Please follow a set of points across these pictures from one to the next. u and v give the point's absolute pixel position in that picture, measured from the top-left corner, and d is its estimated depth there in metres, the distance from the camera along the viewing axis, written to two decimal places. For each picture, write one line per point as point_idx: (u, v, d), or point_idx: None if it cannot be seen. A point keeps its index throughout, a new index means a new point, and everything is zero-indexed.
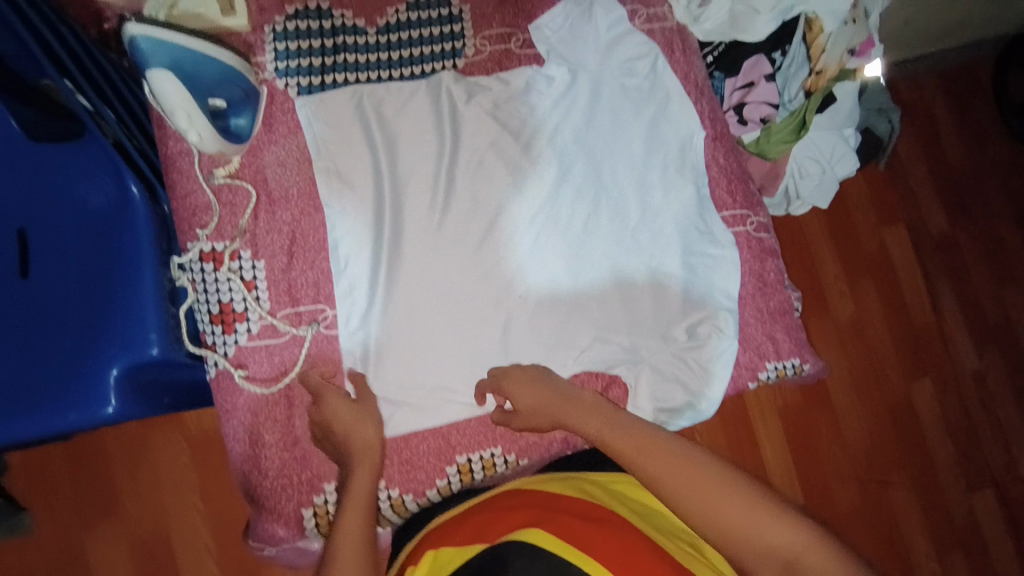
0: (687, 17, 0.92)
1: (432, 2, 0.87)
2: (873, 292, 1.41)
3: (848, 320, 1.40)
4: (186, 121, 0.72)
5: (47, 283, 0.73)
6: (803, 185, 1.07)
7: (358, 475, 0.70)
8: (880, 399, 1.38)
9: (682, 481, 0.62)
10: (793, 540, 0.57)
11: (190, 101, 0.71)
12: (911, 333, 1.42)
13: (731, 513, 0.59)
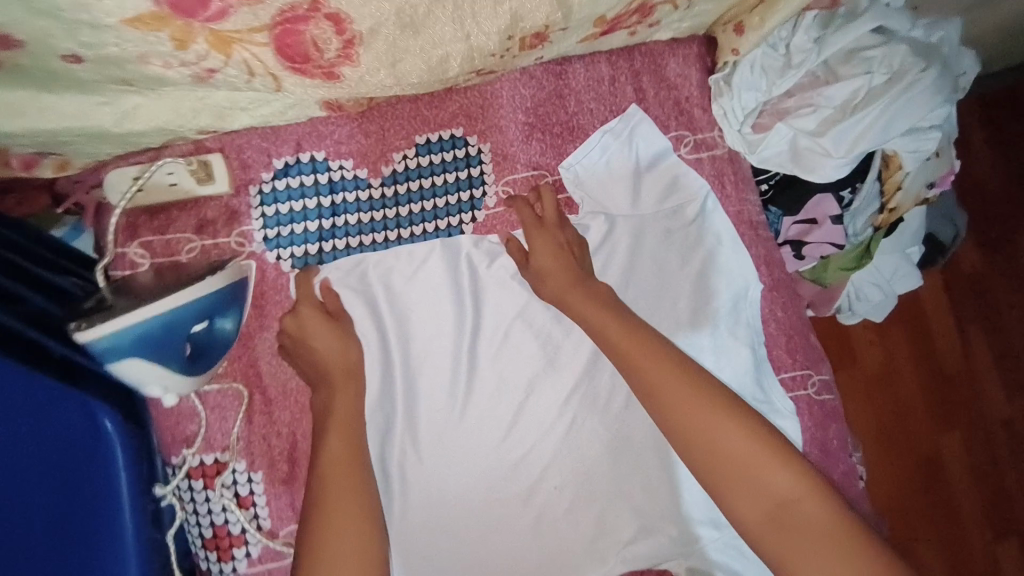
0: (740, 143, 0.79)
1: (445, 142, 0.74)
2: (903, 334, 1.15)
3: (874, 368, 1.15)
4: (158, 383, 0.63)
5: (8, 524, 0.60)
6: (859, 305, 0.96)
7: (340, 393, 0.66)
8: (907, 450, 1.12)
9: (682, 399, 0.61)
10: (795, 487, 0.57)
11: (161, 368, 0.61)
12: (946, 388, 1.14)
13: (731, 448, 0.59)
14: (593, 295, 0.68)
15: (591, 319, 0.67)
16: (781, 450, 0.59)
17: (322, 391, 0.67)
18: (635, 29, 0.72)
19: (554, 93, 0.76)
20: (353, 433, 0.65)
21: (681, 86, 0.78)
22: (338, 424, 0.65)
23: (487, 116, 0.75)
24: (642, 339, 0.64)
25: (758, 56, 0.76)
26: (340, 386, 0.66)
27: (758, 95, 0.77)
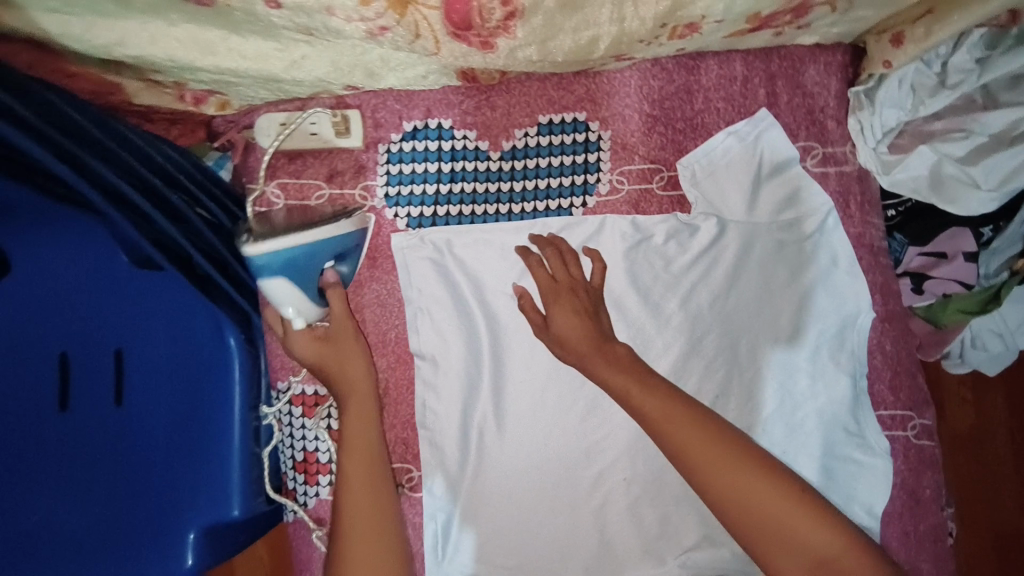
0: (873, 162, 0.75)
1: (567, 125, 0.75)
2: (1005, 398, 1.06)
3: (965, 429, 1.07)
4: (291, 310, 0.66)
5: (140, 413, 0.69)
6: (972, 354, 0.88)
7: (353, 405, 0.68)
8: (988, 520, 1.06)
9: (711, 458, 0.58)
10: (833, 542, 0.55)
11: (301, 293, 0.65)
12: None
13: (764, 506, 0.56)
14: (615, 359, 0.65)
15: (617, 381, 0.63)
16: (817, 506, 0.57)
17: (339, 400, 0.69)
18: (782, 30, 0.70)
19: (683, 88, 0.75)
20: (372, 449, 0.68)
21: (818, 94, 0.75)
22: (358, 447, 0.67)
23: (612, 103, 0.75)
24: (671, 394, 0.62)
25: (910, 72, 0.71)
26: (352, 396, 0.69)
27: (901, 114, 0.73)
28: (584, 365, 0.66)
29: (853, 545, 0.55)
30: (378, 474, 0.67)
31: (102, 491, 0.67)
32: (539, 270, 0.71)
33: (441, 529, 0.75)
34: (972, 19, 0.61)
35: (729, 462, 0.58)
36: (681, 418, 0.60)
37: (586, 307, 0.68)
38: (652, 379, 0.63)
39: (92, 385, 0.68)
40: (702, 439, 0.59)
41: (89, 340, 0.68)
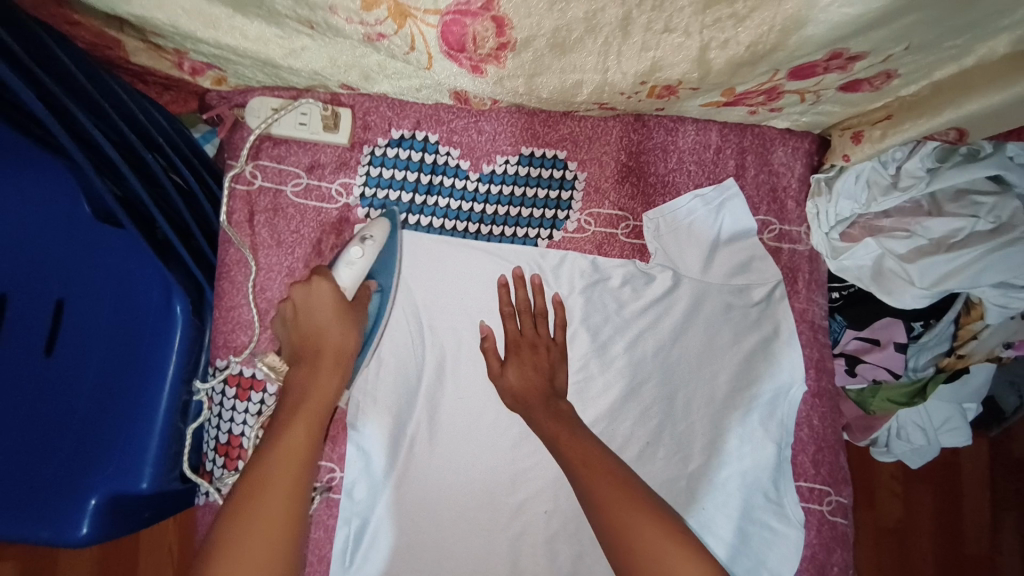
0: (824, 246, 0.80)
1: (547, 160, 0.78)
2: (930, 500, 1.10)
3: (891, 524, 1.10)
4: (358, 256, 0.70)
5: (67, 368, 0.68)
6: (897, 444, 0.92)
7: (323, 372, 0.68)
8: None
9: (608, 489, 0.63)
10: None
11: (373, 249, 0.71)
12: (960, 565, 1.09)
13: (643, 535, 0.59)
14: (555, 411, 0.71)
15: (553, 427, 0.70)
16: (692, 546, 0.59)
17: (308, 367, 0.68)
18: (756, 110, 0.75)
19: (660, 146, 0.79)
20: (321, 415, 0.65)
21: (782, 174, 0.81)
22: (307, 411, 0.65)
23: (592, 147, 0.78)
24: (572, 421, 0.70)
25: (867, 169, 0.77)
26: (326, 367, 0.68)
27: (855, 207, 0.78)
28: (528, 413, 0.72)
29: None
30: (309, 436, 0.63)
31: (12, 441, 0.66)
32: (510, 322, 0.76)
33: (353, 535, 0.73)
34: (919, 130, 0.67)
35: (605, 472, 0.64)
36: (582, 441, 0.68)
37: (546, 363, 0.75)
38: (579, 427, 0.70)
39: (27, 332, 0.68)
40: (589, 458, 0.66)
41: (34, 288, 0.68)
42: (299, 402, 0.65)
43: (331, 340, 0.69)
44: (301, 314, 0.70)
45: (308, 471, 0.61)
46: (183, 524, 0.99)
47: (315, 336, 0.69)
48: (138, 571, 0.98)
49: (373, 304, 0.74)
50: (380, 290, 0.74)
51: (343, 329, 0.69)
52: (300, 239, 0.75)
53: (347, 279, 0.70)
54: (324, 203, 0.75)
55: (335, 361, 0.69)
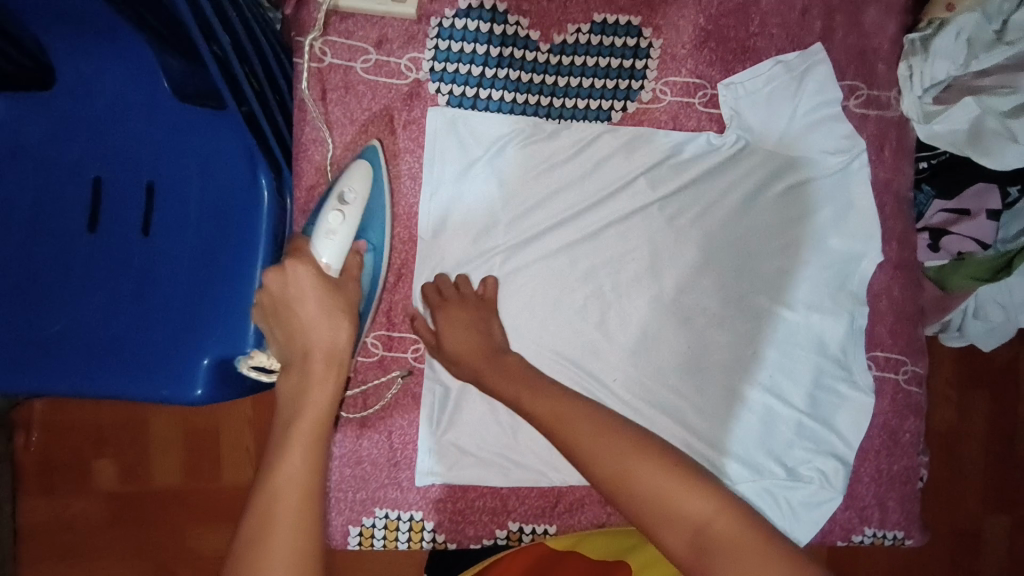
0: (915, 110, 0.76)
1: (620, 27, 0.75)
2: (986, 406, 1.09)
3: (944, 427, 1.09)
4: (338, 224, 0.66)
5: (162, 246, 0.72)
6: (972, 325, 0.89)
7: (312, 391, 0.59)
8: (948, 524, 1.08)
9: (623, 454, 0.57)
10: (705, 509, 0.54)
11: (353, 207, 0.68)
12: (1011, 463, 1.09)
13: (672, 498, 0.54)
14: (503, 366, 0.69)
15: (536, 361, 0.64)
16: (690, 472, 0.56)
17: (297, 377, 0.60)
18: None
19: (742, 8, 0.75)
20: (319, 440, 0.58)
21: (873, 35, 0.76)
22: (302, 434, 0.57)
23: (668, 12, 0.75)
24: (606, 425, 0.60)
25: (970, 24, 0.71)
26: (318, 379, 0.60)
27: (952, 68, 0.73)
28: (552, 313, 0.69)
29: (730, 514, 0.53)
30: (315, 484, 0.54)
31: (124, 311, 0.71)
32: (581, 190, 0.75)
33: (436, 400, 0.78)
34: None
35: (657, 470, 0.55)
36: (595, 438, 0.59)
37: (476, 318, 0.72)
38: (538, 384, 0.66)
39: (122, 215, 0.72)
40: (641, 459, 0.56)
41: (121, 172, 0.72)
42: (293, 420, 0.58)
43: (321, 338, 0.62)
44: (284, 313, 0.63)
45: (317, 501, 0.54)
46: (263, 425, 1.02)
47: (303, 336, 0.62)
48: (225, 466, 1.02)
49: (367, 268, 0.72)
50: (370, 249, 0.72)
51: (332, 326, 0.63)
52: (372, 117, 0.75)
53: (329, 249, 0.66)
54: (394, 79, 0.75)
55: (327, 362, 0.61)
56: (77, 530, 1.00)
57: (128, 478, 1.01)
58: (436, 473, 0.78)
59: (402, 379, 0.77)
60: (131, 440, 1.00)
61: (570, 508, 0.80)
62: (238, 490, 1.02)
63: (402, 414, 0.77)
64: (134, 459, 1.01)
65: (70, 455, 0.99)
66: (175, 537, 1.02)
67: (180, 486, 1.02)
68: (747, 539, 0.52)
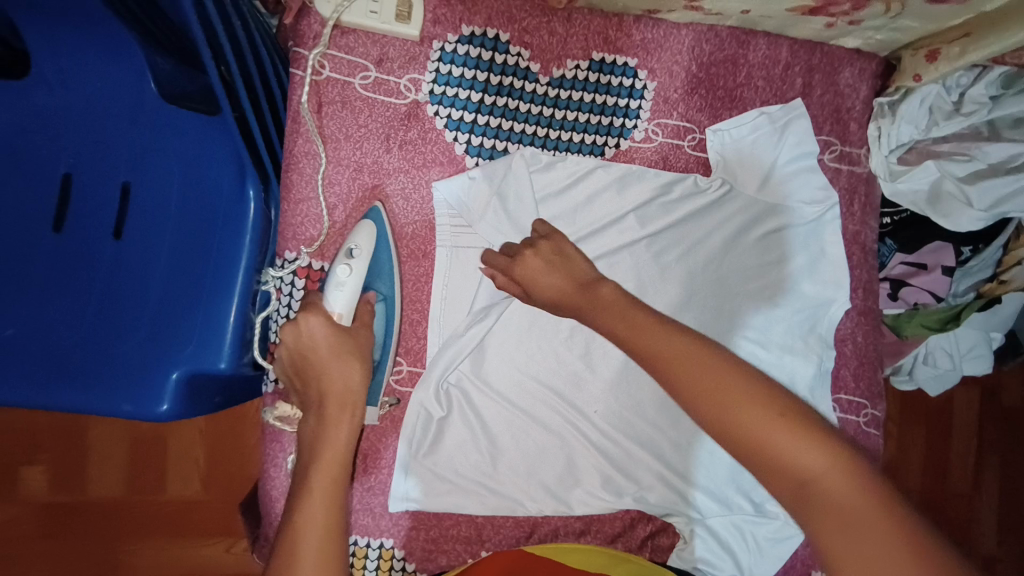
0: (882, 168, 0.82)
1: (617, 68, 0.77)
2: (922, 441, 1.15)
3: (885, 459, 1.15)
4: (346, 277, 0.69)
5: (137, 252, 0.69)
6: (921, 370, 0.96)
7: (331, 430, 0.62)
8: None
9: (710, 382, 0.52)
10: (818, 462, 0.46)
11: (360, 263, 0.70)
12: (943, 497, 1.16)
13: (772, 445, 0.48)
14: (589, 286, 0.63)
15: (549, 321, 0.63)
16: (806, 422, 0.48)
17: (314, 419, 0.63)
18: (835, 22, 0.74)
19: (730, 59, 0.78)
20: (337, 482, 0.59)
21: (847, 96, 0.81)
22: (328, 464, 0.60)
23: (663, 57, 0.78)
24: (727, 361, 0.53)
25: (932, 93, 0.77)
26: (333, 419, 0.62)
27: (914, 132, 0.80)
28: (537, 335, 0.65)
29: (845, 470, 0.46)
30: (336, 514, 0.57)
31: (88, 319, 0.67)
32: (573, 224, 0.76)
33: (417, 425, 0.76)
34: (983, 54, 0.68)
35: (766, 413, 0.49)
36: (688, 367, 0.53)
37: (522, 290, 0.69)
38: (604, 312, 0.61)
39: (94, 216, 0.68)
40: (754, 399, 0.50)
41: (96, 171, 0.68)
42: (311, 462, 0.60)
43: (334, 380, 0.64)
44: (300, 360, 0.66)
45: (340, 528, 0.56)
46: (214, 436, 0.99)
47: (319, 379, 0.65)
48: (169, 476, 0.98)
49: (380, 316, 0.74)
50: (381, 299, 0.74)
51: (344, 368, 0.65)
52: (368, 133, 0.74)
53: (340, 303, 0.69)
54: (393, 98, 0.74)
55: (341, 404, 0.64)
56: (7, 539, 0.97)
57: (63, 487, 0.97)
58: (411, 500, 0.76)
59: (390, 406, 0.76)
60: (69, 447, 0.97)
61: (545, 538, 0.79)
62: (181, 504, 0.99)
63: (379, 438, 0.77)
64: (71, 469, 0.97)
65: (3, 461, 0.96)
66: (111, 550, 0.98)
67: (121, 497, 0.98)
68: (859, 504, 0.44)
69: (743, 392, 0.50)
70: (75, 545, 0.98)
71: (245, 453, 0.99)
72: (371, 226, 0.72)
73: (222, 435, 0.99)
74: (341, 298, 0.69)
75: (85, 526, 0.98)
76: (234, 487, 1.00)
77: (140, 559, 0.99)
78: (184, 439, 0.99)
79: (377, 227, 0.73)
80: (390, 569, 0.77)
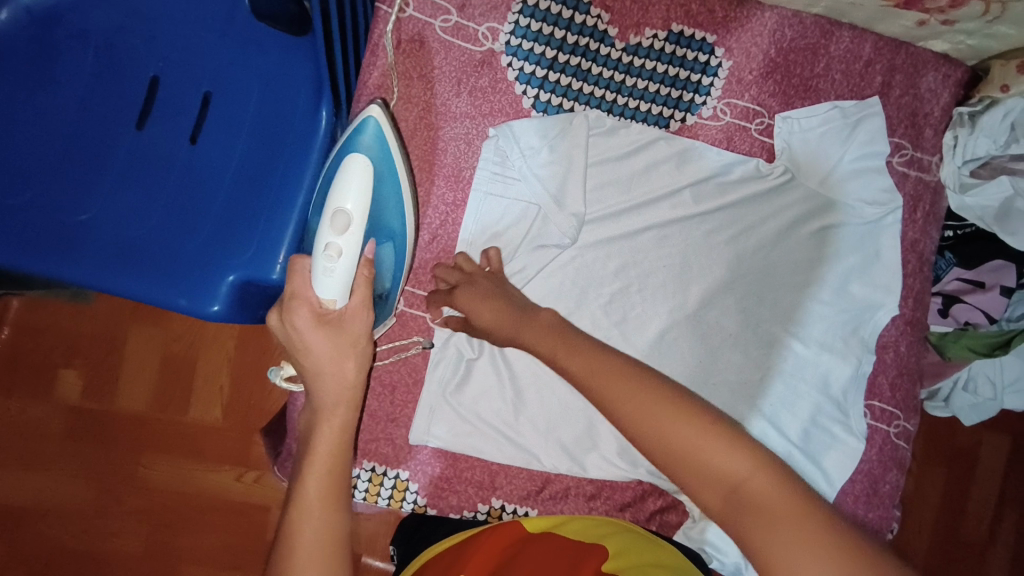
0: (952, 179, 0.80)
1: (694, 42, 0.77)
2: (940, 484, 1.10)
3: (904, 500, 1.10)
4: (337, 258, 0.58)
5: (209, 157, 0.72)
6: (959, 396, 0.93)
7: (325, 428, 0.58)
8: None
9: (628, 394, 0.53)
10: (742, 464, 0.48)
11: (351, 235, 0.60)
12: (957, 546, 1.11)
13: (704, 457, 0.48)
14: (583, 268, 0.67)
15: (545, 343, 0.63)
16: (732, 431, 0.49)
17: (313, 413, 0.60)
18: (928, 20, 0.72)
19: (812, 47, 0.77)
20: (337, 476, 0.57)
21: (926, 100, 0.79)
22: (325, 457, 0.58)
23: (742, 37, 0.77)
24: (639, 375, 0.55)
25: (1019, 108, 0.74)
26: (328, 413, 0.59)
27: (992, 147, 0.77)
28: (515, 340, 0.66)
29: (766, 472, 0.47)
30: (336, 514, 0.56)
31: (157, 214, 0.70)
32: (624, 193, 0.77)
33: (448, 365, 0.78)
34: None
35: (698, 425, 0.50)
36: (610, 379, 0.55)
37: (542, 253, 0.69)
38: None
39: (174, 118, 0.71)
40: (674, 411, 0.51)
41: (184, 78, 0.71)
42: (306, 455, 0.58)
43: (331, 371, 0.58)
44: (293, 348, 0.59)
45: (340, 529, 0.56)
46: (240, 367, 0.99)
47: (311, 368, 0.58)
48: (194, 399, 0.99)
49: (387, 253, 0.71)
50: (389, 238, 0.71)
51: (338, 356, 0.58)
52: (440, 75, 0.76)
53: (333, 288, 0.58)
54: (470, 44, 0.76)
55: (341, 397, 0.59)
56: (32, 437, 0.98)
57: (93, 394, 0.98)
58: (433, 437, 0.77)
59: (422, 346, 0.78)
60: (106, 355, 0.98)
61: (555, 495, 0.80)
62: (199, 430, 0.99)
63: (409, 372, 0.78)
64: (105, 375, 0.98)
65: (42, 360, 0.98)
66: (130, 461, 0.99)
67: (145, 413, 0.99)
68: (787, 504, 0.46)
69: (672, 404, 0.51)
70: (95, 454, 0.99)
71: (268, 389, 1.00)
72: (365, 166, 0.63)
73: (252, 372, 0.99)
74: (332, 283, 0.58)
75: (107, 435, 0.99)
76: (252, 422, 1.00)
77: (152, 478, 1.00)
78: (213, 369, 0.99)
79: (365, 177, 0.63)
80: (401, 500, 0.79)
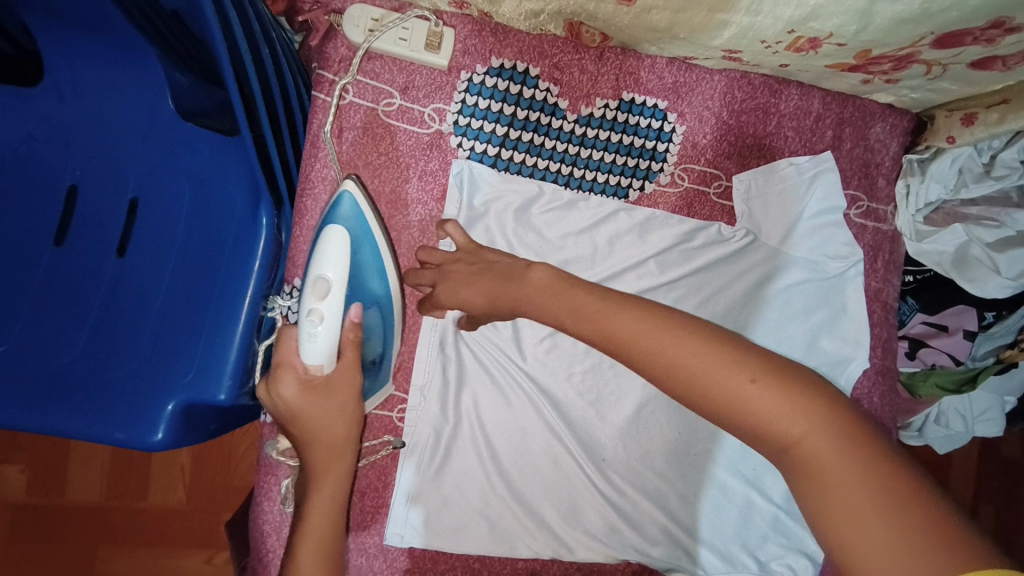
0: (908, 227, 0.80)
1: (647, 109, 0.75)
2: None
3: None
4: (318, 326, 0.57)
5: (139, 270, 0.66)
6: (932, 429, 0.90)
7: (318, 495, 0.61)
8: None
9: (652, 335, 0.50)
10: (789, 414, 0.45)
11: (334, 297, 0.58)
12: None
13: (747, 409, 0.46)
14: None
15: None
16: (781, 381, 0.46)
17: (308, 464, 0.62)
18: (872, 79, 0.72)
19: (762, 107, 0.77)
20: (334, 526, 0.60)
21: (877, 151, 0.80)
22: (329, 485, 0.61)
23: (693, 101, 0.76)
24: (669, 319, 0.51)
25: (964, 155, 0.74)
26: (319, 482, 0.61)
27: (943, 192, 0.78)
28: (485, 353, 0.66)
29: (815, 423, 0.44)
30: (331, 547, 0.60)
31: (85, 339, 0.64)
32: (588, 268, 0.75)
33: (424, 455, 0.74)
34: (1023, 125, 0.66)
35: (739, 375, 0.47)
36: (635, 317, 0.52)
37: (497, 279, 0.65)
38: None
39: (98, 231, 0.65)
40: (709, 351, 0.48)
41: (105, 186, 0.66)
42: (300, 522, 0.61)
43: (323, 428, 0.60)
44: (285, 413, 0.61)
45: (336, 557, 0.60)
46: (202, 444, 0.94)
47: (304, 427, 0.60)
48: (152, 484, 0.94)
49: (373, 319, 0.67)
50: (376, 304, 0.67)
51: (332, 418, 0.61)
52: (388, 161, 0.72)
53: (316, 354, 0.58)
54: (416, 127, 0.72)
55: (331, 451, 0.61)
56: None
57: (40, 489, 0.92)
58: (410, 533, 0.73)
59: (393, 446, 0.73)
60: (53, 448, 0.93)
61: None
62: (161, 517, 0.94)
63: (379, 476, 0.74)
64: (53, 470, 0.93)
65: None
66: (85, 557, 0.93)
67: (99, 504, 0.93)
68: (837, 461, 0.43)
69: (710, 356, 0.48)
70: (48, 550, 0.93)
71: (234, 465, 0.95)
72: (339, 233, 0.60)
73: (217, 449, 0.95)
74: (316, 347, 0.58)
75: (58, 531, 0.93)
76: (217, 501, 0.95)
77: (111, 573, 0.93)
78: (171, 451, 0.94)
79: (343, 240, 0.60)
80: None
